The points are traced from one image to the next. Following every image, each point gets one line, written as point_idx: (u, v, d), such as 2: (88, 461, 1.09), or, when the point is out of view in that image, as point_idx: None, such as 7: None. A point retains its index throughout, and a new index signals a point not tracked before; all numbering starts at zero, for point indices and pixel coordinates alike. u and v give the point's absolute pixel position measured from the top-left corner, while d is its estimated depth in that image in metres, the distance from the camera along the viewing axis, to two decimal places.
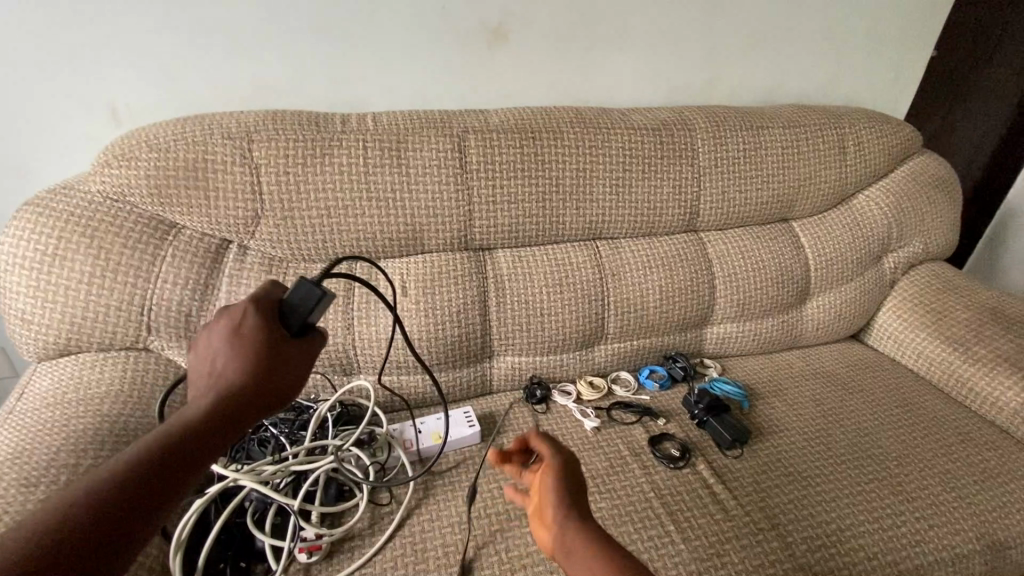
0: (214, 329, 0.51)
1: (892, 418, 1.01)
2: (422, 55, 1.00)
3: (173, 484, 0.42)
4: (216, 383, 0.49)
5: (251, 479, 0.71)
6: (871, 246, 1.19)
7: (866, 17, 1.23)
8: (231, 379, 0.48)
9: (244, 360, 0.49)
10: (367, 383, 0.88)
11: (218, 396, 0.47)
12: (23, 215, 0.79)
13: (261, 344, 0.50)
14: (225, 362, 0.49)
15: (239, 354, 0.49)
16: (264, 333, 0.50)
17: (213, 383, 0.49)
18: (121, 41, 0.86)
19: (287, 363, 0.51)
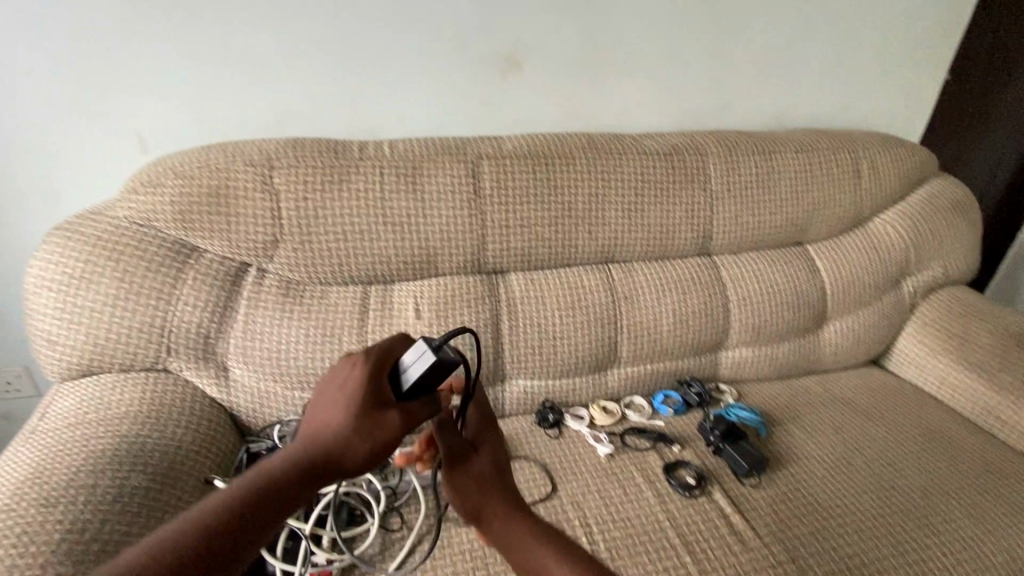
0: (328, 383, 0.54)
1: (915, 446, 0.99)
2: (439, 83, 1.03)
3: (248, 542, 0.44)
4: (310, 436, 0.50)
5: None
6: (889, 270, 1.17)
7: (876, 43, 1.25)
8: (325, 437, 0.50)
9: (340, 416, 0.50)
10: None
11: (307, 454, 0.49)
12: (54, 238, 0.82)
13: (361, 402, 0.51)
14: (325, 414, 0.51)
15: (340, 410, 0.50)
16: (370, 396, 0.52)
17: (308, 436, 0.50)
18: (153, 73, 0.90)
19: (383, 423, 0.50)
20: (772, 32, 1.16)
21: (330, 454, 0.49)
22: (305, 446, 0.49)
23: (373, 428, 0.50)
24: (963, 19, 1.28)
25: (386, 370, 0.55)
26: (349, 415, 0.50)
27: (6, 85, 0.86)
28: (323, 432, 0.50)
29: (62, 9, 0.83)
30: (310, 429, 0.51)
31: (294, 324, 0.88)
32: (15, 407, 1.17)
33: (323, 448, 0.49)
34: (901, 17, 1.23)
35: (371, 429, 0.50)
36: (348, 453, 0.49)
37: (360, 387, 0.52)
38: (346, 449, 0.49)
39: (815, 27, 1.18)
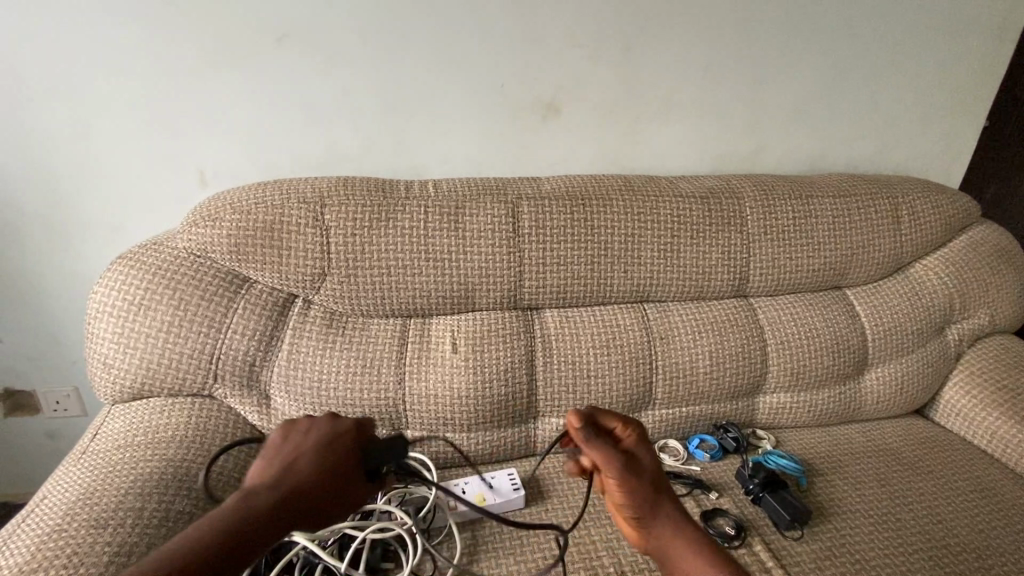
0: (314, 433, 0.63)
1: (968, 504, 0.94)
2: (480, 126, 1.07)
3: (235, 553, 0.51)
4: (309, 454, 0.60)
5: (303, 535, 0.72)
6: (932, 318, 1.15)
7: (910, 93, 1.26)
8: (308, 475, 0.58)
9: (317, 466, 0.58)
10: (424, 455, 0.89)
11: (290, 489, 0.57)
12: (118, 266, 0.87)
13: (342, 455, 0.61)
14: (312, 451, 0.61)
15: (317, 463, 0.58)
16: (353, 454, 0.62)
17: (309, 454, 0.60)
18: (216, 112, 0.97)
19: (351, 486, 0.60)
20: (807, 79, 1.18)
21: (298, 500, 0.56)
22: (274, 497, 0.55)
23: (343, 488, 0.59)
24: (998, 70, 1.29)
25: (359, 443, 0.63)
26: (326, 471, 0.58)
27: (86, 125, 0.94)
28: (297, 479, 0.57)
29: (140, 57, 0.90)
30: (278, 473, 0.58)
31: (336, 355, 0.91)
32: (61, 425, 1.22)
33: (297, 498, 0.56)
34: (936, 67, 1.25)
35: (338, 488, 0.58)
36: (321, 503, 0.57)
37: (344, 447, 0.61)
38: (317, 501, 0.57)
39: (848, 76, 1.20)
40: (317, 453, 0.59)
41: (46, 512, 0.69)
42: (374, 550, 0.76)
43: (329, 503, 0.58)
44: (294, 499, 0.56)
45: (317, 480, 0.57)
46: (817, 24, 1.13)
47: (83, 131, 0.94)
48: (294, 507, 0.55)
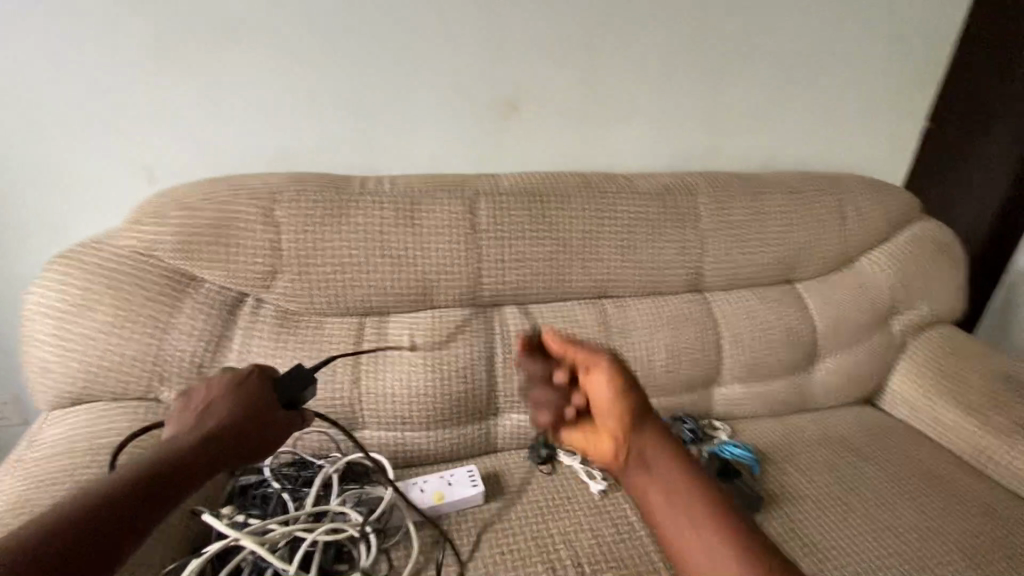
0: (221, 383, 0.72)
1: (911, 487, 0.98)
2: (438, 123, 1.07)
3: (157, 504, 0.57)
4: (234, 397, 0.70)
5: (252, 541, 0.68)
6: (878, 309, 1.19)
7: (857, 93, 1.31)
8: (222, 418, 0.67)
9: (237, 406, 0.69)
10: (379, 453, 0.88)
11: (211, 432, 0.65)
12: (55, 266, 0.83)
13: (256, 397, 0.71)
14: (227, 400, 0.69)
15: (233, 403, 0.69)
16: (262, 393, 0.72)
17: (234, 395, 0.70)
18: (164, 106, 0.94)
19: (274, 421, 0.70)
20: (759, 77, 1.22)
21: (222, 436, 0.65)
22: (204, 433, 0.65)
23: (267, 420, 0.70)
24: (937, 74, 1.35)
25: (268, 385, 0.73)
26: (242, 407, 0.69)
27: (22, 119, 0.89)
28: (218, 421, 0.67)
29: (79, 49, 0.87)
30: (194, 425, 0.67)
31: (290, 355, 0.89)
32: (3, 435, 1.16)
33: (224, 432, 0.66)
34: (879, 71, 1.30)
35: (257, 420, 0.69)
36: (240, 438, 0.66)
37: (258, 385, 0.72)
38: (248, 434, 0.68)
39: (798, 76, 1.24)
40: (232, 400, 0.69)
41: None
42: (326, 554, 0.74)
43: (256, 439, 0.68)
44: (213, 439, 0.65)
45: (240, 422, 0.67)
46: (767, 26, 1.16)
47: (19, 125, 0.90)
48: (210, 449, 0.64)
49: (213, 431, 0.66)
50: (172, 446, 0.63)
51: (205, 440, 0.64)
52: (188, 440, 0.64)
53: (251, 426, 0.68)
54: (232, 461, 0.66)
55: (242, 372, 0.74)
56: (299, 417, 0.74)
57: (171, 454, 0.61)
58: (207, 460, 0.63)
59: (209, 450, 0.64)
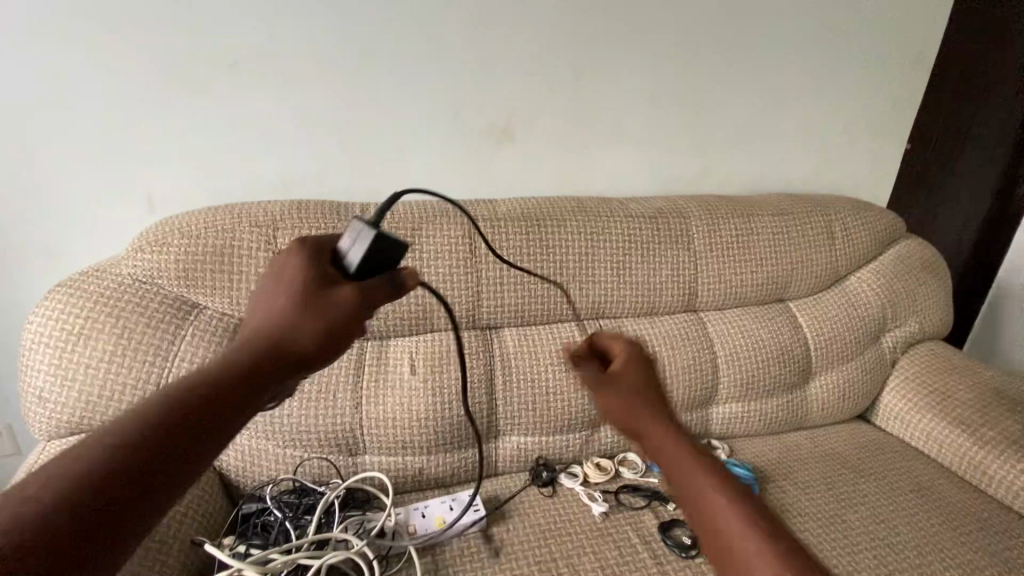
0: (277, 274, 0.51)
1: (907, 503, 0.99)
2: (435, 149, 1.09)
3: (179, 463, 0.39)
4: (285, 295, 0.49)
5: (253, 568, 0.68)
6: (868, 326, 1.22)
7: (840, 117, 1.36)
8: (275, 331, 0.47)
9: (289, 310, 0.48)
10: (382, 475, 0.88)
11: (255, 354, 0.46)
12: (56, 295, 0.83)
13: (311, 289, 0.49)
14: (278, 304, 0.49)
15: (285, 308, 0.48)
16: (319, 282, 0.49)
17: (286, 293, 0.49)
18: (167, 136, 0.95)
19: (336, 312, 0.48)
20: (746, 103, 1.26)
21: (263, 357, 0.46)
22: (251, 354, 0.46)
23: (323, 318, 0.48)
24: (913, 100, 1.41)
25: (336, 261, 0.51)
26: (297, 311, 0.48)
27: (25, 149, 0.91)
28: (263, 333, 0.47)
29: (83, 79, 0.88)
30: (245, 337, 0.48)
31: None
32: None
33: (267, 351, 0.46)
34: (860, 97, 1.35)
35: (313, 320, 0.47)
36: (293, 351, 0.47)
37: (305, 265, 0.50)
38: (301, 345, 0.47)
39: (783, 102, 1.29)
40: (283, 303, 0.48)
41: None
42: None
43: (312, 349, 0.47)
44: (255, 361, 0.45)
45: (293, 335, 0.47)
46: (752, 55, 1.22)
47: (22, 155, 0.91)
48: (247, 377, 0.44)
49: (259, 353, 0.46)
50: (203, 375, 0.44)
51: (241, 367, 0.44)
52: (225, 366, 0.44)
53: (304, 336, 0.47)
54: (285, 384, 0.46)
55: (302, 255, 0.52)
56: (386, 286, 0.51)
57: (195, 390, 0.42)
58: (250, 391, 0.44)
59: (252, 379, 0.44)
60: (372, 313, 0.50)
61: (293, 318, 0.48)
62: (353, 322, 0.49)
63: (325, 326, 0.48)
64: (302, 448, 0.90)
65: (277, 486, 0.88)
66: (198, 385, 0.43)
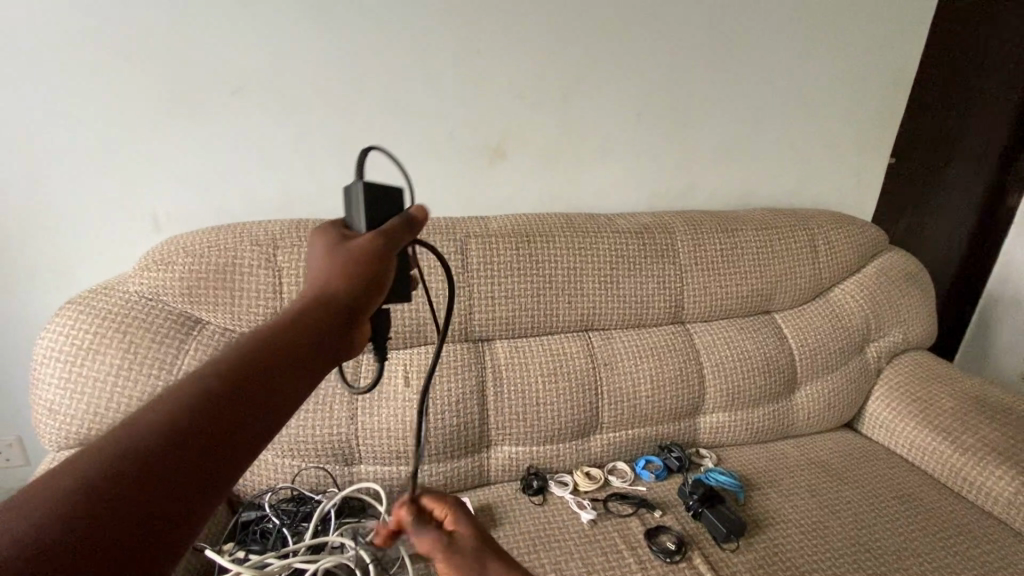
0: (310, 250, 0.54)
1: (889, 509, 1.01)
2: (429, 169, 1.14)
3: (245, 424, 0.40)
4: (318, 255, 0.52)
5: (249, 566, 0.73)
6: (852, 337, 1.25)
7: (823, 134, 1.41)
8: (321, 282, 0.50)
9: (327, 261, 0.51)
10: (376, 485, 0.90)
11: (311, 302, 0.48)
12: (67, 311, 0.88)
13: (337, 242, 0.52)
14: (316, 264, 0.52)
15: (323, 259, 0.51)
16: (342, 238, 0.53)
17: (317, 254, 0.52)
18: (173, 159, 1.00)
19: (364, 248, 0.50)
20: (730, 122, 1.31)
21: (319, 306, 0.48)
22: (307, 303, 0.48)
23: (355, 256, 0.50)
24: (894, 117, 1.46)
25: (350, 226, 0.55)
26: (332, 257, 0.50)
27: (39, 173, 0.95)
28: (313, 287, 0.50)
29: (94, 106, 0.94)
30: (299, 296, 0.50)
31: None
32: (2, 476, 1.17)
33: (321, 301, 0.49)
34: (843, 114, 1.40)
35: (347, 267, 0.49)
36: (338, 300, 0.49)
37: (325, 232, 0.54)
38: (346, 285, 0.49)
39: (766, 120, 1.34)
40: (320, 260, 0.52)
41: None
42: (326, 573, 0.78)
43: (356, 284, 0.49)
44: (311, 309, 0.48)
45: (336, 279, 0.49)
46: (734, 76, 1.26)
47: (37, 179, 0.96)
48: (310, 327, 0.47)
49: (314, 299, 0.49)
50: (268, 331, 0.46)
51: (304, 316, 0.47)
52: (287, 318, 0.47)
53: (344, 275, 0.49)
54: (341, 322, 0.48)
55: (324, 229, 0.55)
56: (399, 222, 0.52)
57: (259, 353, 0.44)
58: (313, 337, 0.46)
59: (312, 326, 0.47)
60: (397, 244, 0.51)
61: (330, 263, 0.50)
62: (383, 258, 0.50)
63: (356, 266, 0.50)
64: (301, 458, 0.93)
65: (275, 495, 0.92)
66: (265, 344, 0.44)
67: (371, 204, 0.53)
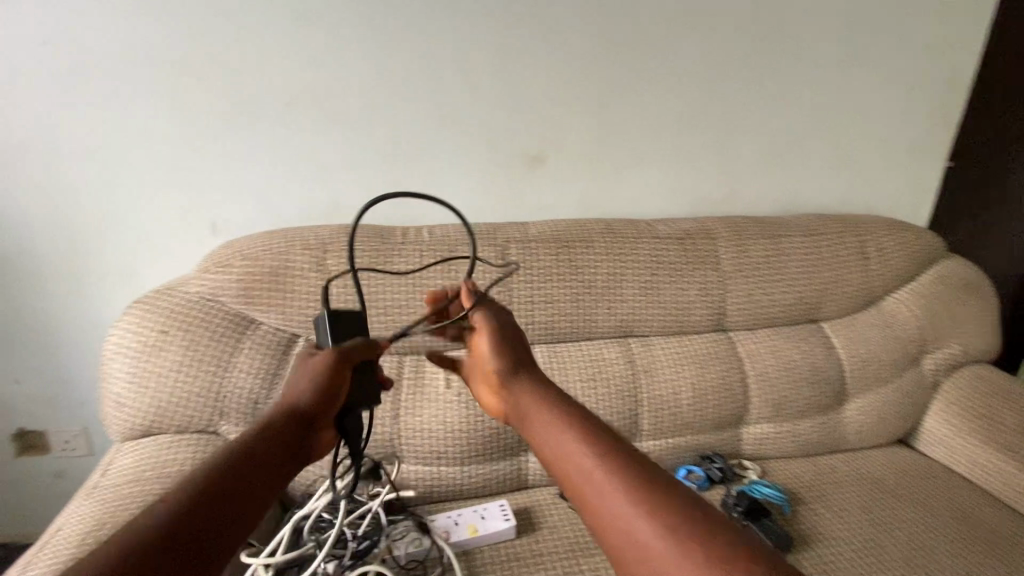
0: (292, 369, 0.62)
1: (949, 530, 0.96)
2: (470, 176, 1.16)
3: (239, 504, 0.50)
4: (294, 377, 0.60)
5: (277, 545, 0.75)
6: (906, 348, 1.20)
7: (873, 137, 1.36)
8: (294, 397, 0.59)
9: (300, 381, 0.59)
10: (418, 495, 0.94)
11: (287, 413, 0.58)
12: (134, 310, 0.93)
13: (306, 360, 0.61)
14: (292, 384, 0.60)
15: (297, 377, 0.60)
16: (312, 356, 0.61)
17: (294, 377, 0.60)
18: (231, 168, 1.06)
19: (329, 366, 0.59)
20: (774, 125, 1.28)
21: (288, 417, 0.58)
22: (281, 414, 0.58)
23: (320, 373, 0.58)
24: (950, 119, 1.40)
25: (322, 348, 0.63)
26: (306, 378, 0.59)
27: (112, 181, 1.03)
28: (286, 404, 0.58)
29: (162, 119, 1.00)
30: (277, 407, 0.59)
31: None
32: (70, 464, 1.25)
33: (291, 414, 0.58)
34: (895, 117, 1.35)
35: (311, 383, 0.58)
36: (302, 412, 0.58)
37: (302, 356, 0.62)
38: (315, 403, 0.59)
39: (813, 123, 1.30)
40: (293, 380, 0.60)
41: (60, 543, 0.73)
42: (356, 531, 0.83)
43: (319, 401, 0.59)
44: (284, 420, 0.58)
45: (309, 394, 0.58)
46: (779, 79, 1.24)
47: (110, 186, 1.03)
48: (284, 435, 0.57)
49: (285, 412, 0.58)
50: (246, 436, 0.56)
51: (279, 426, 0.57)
52: (269, 426, 0.57)
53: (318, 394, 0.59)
54: (303, 434, 0.59)
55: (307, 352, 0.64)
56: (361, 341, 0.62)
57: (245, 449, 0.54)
58: (287, 444, 0.57)
59: (280, 437, 0.56)
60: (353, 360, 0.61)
61: (305, 382, 0.59)
62: (341, 375, 0.60)
63: (321, 379, 0.58)
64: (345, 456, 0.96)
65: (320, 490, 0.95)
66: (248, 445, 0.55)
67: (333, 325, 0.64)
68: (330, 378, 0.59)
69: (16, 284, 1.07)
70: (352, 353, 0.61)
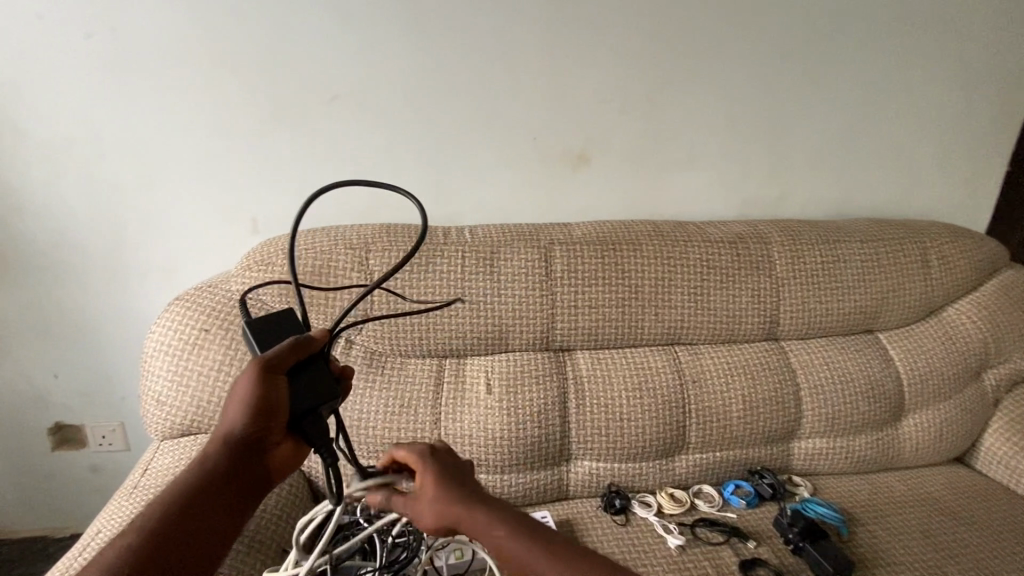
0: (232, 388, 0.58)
1: (1017, 558, 0.90)
2: (511, 174, 1.13)
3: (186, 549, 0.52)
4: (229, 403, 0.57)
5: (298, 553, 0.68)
6: (967, 362, 1.13)
7: (933, 138, 1.29)
8: (232, 426, 0.56)
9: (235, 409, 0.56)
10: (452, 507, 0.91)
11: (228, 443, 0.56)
12: (175, 308, 0.92)
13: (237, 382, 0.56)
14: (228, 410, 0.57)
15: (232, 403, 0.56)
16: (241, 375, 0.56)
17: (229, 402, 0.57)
18: (272, 165, 1.04)
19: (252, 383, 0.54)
20: (829, 125, 1.22)
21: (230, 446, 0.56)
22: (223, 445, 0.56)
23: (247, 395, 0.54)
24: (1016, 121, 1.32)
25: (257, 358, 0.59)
26: (237, 403, 0.55)
27: (153, 177, 1.02)
28: (224, 434, 0.56)
29: (205, 114, 0.98)
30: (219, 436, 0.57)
31: (375, 395, 0.94)
32: (105, 459, 1.25)
33: (232, 442, 0.56)
34: (957, 117, 1.28)
35: (242, 410, 0.55)
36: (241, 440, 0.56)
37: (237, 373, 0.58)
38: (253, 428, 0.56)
39: (870, 123, 1.24)
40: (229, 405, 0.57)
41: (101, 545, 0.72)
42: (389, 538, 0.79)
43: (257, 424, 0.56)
44: (227, 450, 0.56)
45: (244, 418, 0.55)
46: (837, 76, 1.18)
47: (151, 182, 1.02)
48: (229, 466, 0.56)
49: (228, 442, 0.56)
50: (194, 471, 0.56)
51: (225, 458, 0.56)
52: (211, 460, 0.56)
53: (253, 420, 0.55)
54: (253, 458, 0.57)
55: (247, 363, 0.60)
56: (285, 350, 0.56)
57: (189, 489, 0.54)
58: (235, 475, 0.56)
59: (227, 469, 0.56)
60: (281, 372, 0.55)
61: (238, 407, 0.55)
62: (269, 384, 0.55)
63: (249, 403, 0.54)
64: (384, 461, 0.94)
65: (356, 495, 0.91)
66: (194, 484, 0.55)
67: (263, 333, 0.59)
68: (259, 397, 0.54)
69: (57, 279, 1.07)
70: (279, 360, 0.55)
